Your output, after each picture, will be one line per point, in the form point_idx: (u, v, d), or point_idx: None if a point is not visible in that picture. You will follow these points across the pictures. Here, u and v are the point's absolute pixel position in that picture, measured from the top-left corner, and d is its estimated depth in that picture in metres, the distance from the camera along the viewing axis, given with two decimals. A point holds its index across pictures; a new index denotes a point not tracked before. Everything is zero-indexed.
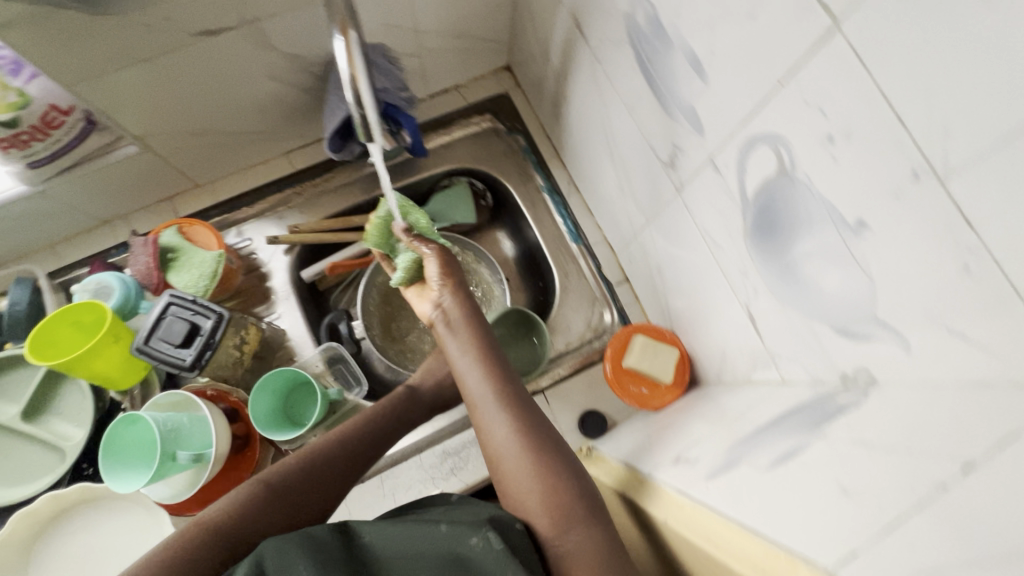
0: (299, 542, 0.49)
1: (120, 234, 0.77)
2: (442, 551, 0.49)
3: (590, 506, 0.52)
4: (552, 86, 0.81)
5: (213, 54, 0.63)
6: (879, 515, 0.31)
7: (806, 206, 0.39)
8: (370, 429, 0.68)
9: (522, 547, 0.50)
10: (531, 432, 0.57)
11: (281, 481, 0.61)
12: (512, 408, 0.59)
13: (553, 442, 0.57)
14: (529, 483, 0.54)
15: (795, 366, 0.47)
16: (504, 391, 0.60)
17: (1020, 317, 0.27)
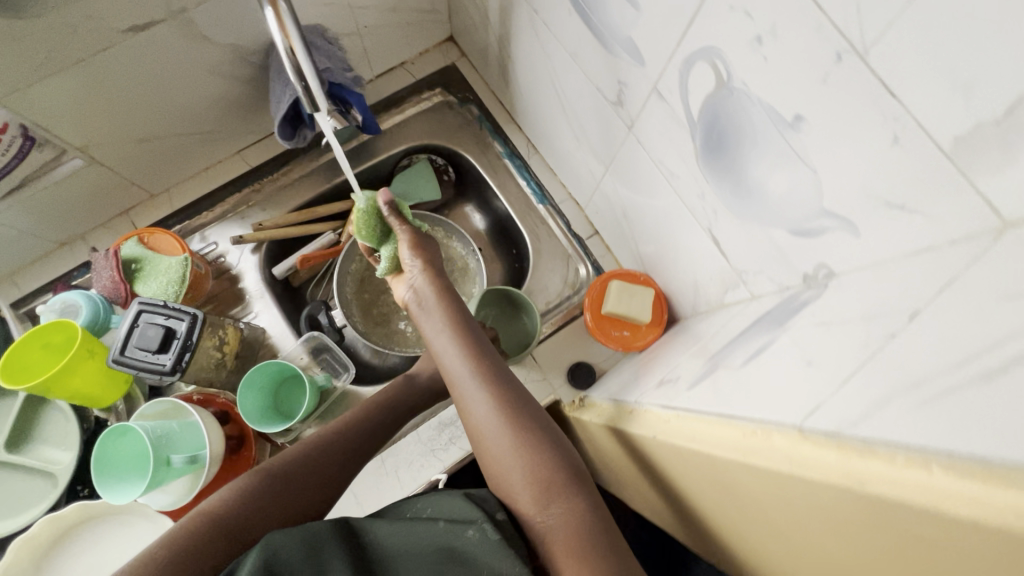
0: (297, 540, 0.46)
1: (80, 254, 0.76)
2: (440, 546, 0.46)
3: (572, 477, 0.49)
4: (497, 49, 0.79)
5: (143, 51, 0.59)
6: (837, 374, 0.28)
7: (748, 114, 0.41)
8: (365, 423, 0.65)
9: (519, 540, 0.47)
10: (511, 404, 0.53)
11: (285, 465, 0.57)
12: (491, 379, 0.54)
13: (532, 414, 0.53)
14: (509, 458, 0.50)
15: (762, 279, 0.51)
16: (482, 362, 0.56)
17: (947, 178, 0.30)
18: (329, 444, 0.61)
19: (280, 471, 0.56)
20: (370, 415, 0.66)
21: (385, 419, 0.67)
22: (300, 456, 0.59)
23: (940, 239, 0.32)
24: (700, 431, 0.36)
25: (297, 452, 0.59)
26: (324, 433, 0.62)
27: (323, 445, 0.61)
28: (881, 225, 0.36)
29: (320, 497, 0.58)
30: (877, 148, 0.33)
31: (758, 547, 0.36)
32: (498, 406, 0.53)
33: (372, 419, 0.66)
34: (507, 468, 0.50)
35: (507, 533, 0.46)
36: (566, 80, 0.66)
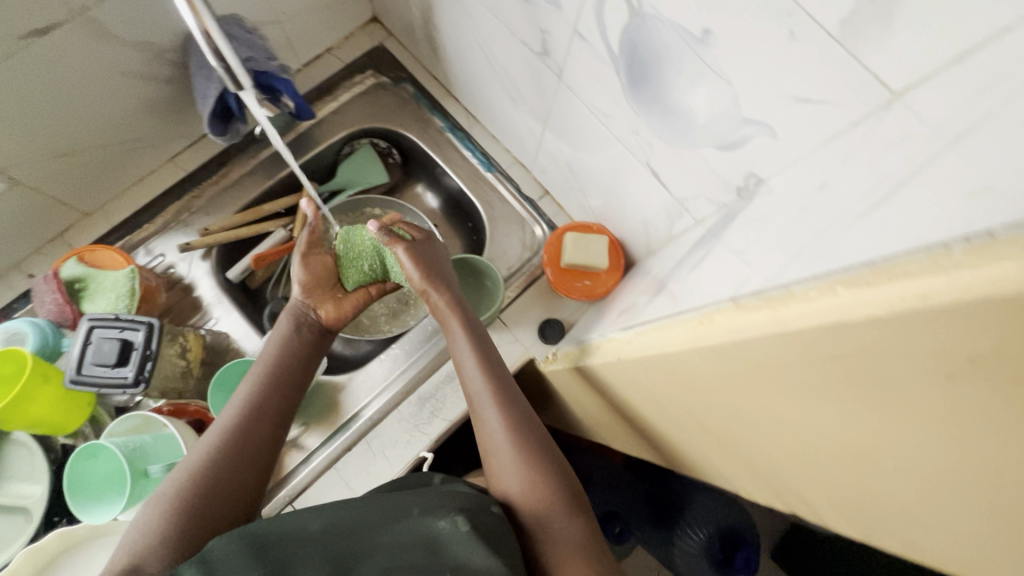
0: (246, 550, 0.40)
1: (18, 284, 0.73)
2: (410, 542, 0.43)
3: (574, 500, 0.51)
4: (421, 22, 0.78)
5: (50, 58, 0.57)
6: None
7: (663, 38, 0.43)
8: (274, 398, 0.59)
9: (500, 530, 0.45)
10: (523, 424, 0.55)
11: (204, 474, 0.51)
12: (508, 400, 0.57)
13: (543, 438, 0.55)
14: (519, 474, 0.52)
15: (701, 202, 0.53)
16: (500, 384, 0.58)
17: (839, 61, 0.33)
18: (242, 431, 0.55)
19: (201, 483, 0.50)
20: (281, 387, 0.60)
21: (292, 379, 0.61)
22: (216, 454, 0.53)
23: (844, 123, 0.34)
24: (657, 339, 0.38)
25: (210, 452, 0.53)
26: (231, 419, 0.56)
27: (233, 433, 0.55)
28: (791, 120, 0.38)
29: (252, 479, 0.53)
30: (777, 46, 0.36)
31: (725, 438, 0.39)
32: (515, 424, 0.55)
33: (279, 392, 0.59)
34: (513, 482, 0.52)
35: (481, 523, 0.44)
36: (492, 40, 0.67)
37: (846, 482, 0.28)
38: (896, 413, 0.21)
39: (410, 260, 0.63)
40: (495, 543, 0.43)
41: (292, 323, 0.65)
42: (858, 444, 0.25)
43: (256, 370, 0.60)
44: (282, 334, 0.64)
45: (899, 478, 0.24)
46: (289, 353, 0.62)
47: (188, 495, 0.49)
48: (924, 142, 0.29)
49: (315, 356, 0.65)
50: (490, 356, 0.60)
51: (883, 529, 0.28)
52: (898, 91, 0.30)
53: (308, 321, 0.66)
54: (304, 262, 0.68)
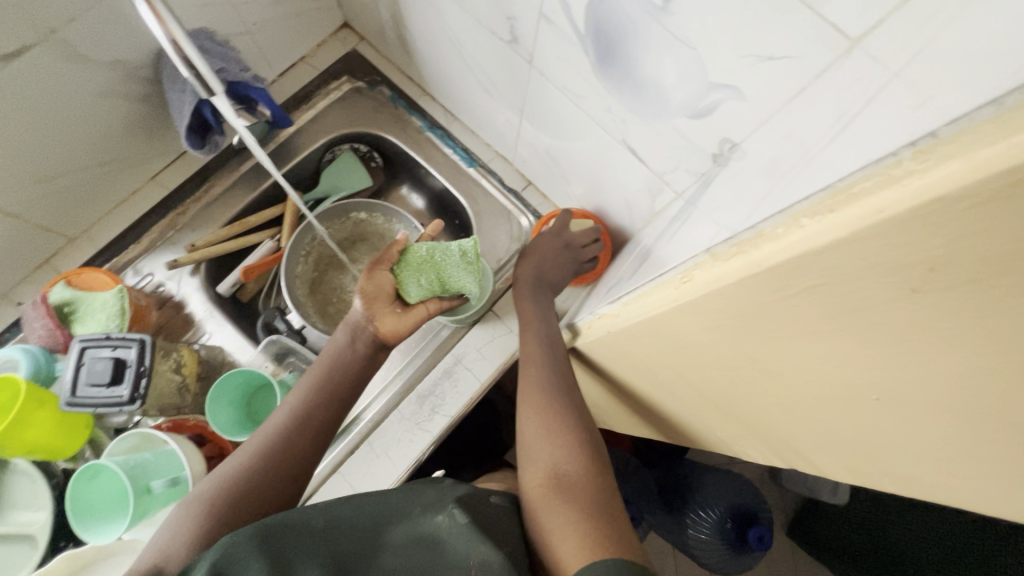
0: (253, 540, 0.40)
1: (9, 313, 0.73)
2: (411, 540, 0.43)
3: (597, 498, 0.46)
4: (391, 23, 0.79)
5: (24, 82, 0.57)
6: None
7: (624, 11, 0.43)
8: (319, 411, 0.59)
9: (496, 522, 0.45)
10: (567, 414, 0.54)
11: (238, 483, 0.52)
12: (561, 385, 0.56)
13: (585, 440, 0.52)
14: (547, 456, 0.51)
15: (679, 173, 0.54)
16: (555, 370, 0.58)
17: (795, 15, 0.33)
18: (278, 445, 0.55)
19: (233, 489, 0.51)
20: (326, 401, 0.59)
21: (339, 393, 0.61)
22: (255, 462, 0.54)
23: (808, 76, 0.35)
24: (641, 306, 0.38)
25: (248, 460, 0.54)
26: (275, 430, 0.56)
27: (273, 444, 0.55)
28: (757, 80, 0.39)
29: (281, 486, 0.54)
30: (735, 6, 0.36)
31: (715, 397, 0.39)
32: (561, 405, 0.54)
33: (323, 405, 0.59)
34: (538, 457, 0.51)
35: (478, 516, 0.44)
36: (461, 33, 0.67)
37: (836, 424, 0.29)
38: (870, 334, 0.21)
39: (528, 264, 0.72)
40: (491, 534, 0.43)
41: (347, 333, 0.64)
42: (841, 379, 0.25)
43: (308, 380, 0.61)
44: (338, 345, 0.63)
45: (886, 407, 0.24)
46: (338, 364, 0.62)
47: (216, 499, 0.51)
48: (875, 76, 0.31)
49: (368, 369, 0.64)
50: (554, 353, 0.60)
51: (877, 467, 0.28)
52: (856, 38, 0.31)
53: (363, 335, 0.64)
54: (370, 275, 0.67)
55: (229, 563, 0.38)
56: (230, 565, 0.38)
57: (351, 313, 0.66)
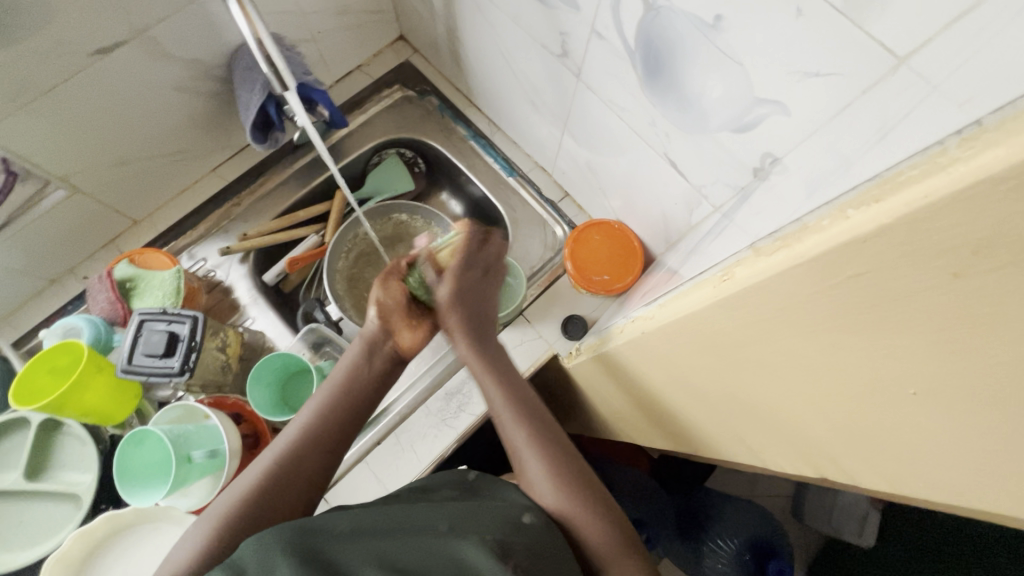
0: (278, 540, 0.41)
1: (74, 287, 0.78)
2: (436, 551, 0.42)
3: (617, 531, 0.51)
4: (445, 36, 0.83)
5: (113, 73, 0.62)
6: None
7: (675, 28, 0.46)
8: (330, 429, 0.57)
9: (530, 540, 0.45)
10: (560, 453, 0.55)
11: (260, 491, 0.51)
12: (546, 444, 0.56)
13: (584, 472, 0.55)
14: (569, 515, 0.51)
15: (718, 187, 0.56)
16: (538, 431, 0.57)
17: (844, 33, 0.35)
18: (296, 454, 0.54)
19: (256, 496, 0.50)
20: (355, 403, 0.59)
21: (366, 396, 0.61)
22: (274, 473, 0.52)
23: (853, 93, 0.37)
24: (679, 305, 0.40)
25: (269, 469, 0.52)
26: (303, 428, 0.56)
27: (294, 453, 0.54)
28: (803, 97, 0.40)
29: (305, 494, 0.53)
30: (785, 24, 0.38)
31: (745, 400, 0.40)
32: (557, 472, 0.53)
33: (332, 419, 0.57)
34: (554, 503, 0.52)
35: (510, 539, 0.44)
36: (512, 47, 0.71)
37: (872, 423, 0.29)
38: (909, 321, 0.22)
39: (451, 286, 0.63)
40: (521, 555, 0.43)
41: (364, 349, 0.62)
42: (878, 369, 0.26)
43: (320, 397, 0.59)
44: (353, 362, 0.61)
45: (924, 401, 0.25)
46: (354, 383, 0.60)
47: (238, 506, 0.50)
48: (919, 92, 0.33)
49: (383, 386, 0.63)
50: (534, 412, 0.58)
51: (908, 472, 0.28)
52: (904, 57, 0.33)
53: (381, 351, 0.63)
54: (384, 285, 0.64)
55: (258, 560, 0.39)
56: (258, 564, 0.39)
57: (366, 328, 0.64)
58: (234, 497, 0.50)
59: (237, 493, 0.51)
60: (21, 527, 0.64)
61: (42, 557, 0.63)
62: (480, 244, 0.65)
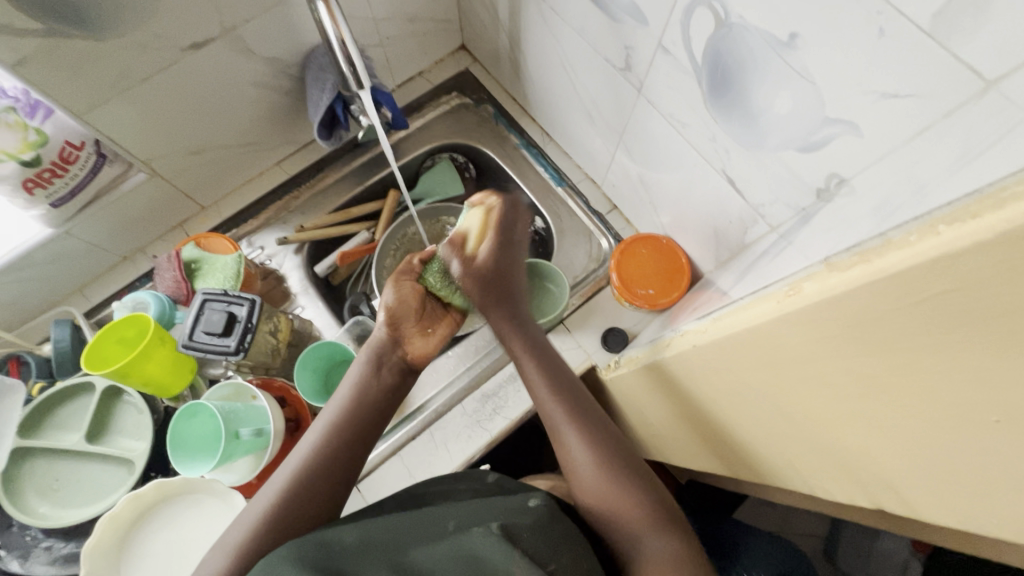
0: (290, 556, 0.42)
1: (143, 265, 0.83)
2: (442, 548, 0.41)
3: (663, 516, 0.50)
4: (507, 47, 0.85)
5: (199, 68, 0.67)
6: None
7: (746, 44, 0.46)
8: (343, 441, 0.56)
9: (537, 526, 0.43)
10: (598, 429, 0.56)
11: (288, 496, 0.51)
12: (587, 422, 0.56)
13: (625, 454, 0.54)
14: (609, 498, 0.51)
15: (777, 207, 0.55)
16: (575, 404, 0.57)
17: (928, 54, 0.35)
18: (317, 462, 0.54)
19: (284, 506, 0.50)
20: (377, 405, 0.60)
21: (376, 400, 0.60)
22: (300, 479, 0.52)
23: (934, 115, 0.36)
24: (739, 319, 0.40)
25: (293, 478, 0.52)
26: (328, 424, 0.57)
27: (313, 461, 0.54)
28: (879, 117, 0.40)
29: (332, 491, 0.53)
30: (864, 43, 0.38)
31: (799, 421, 0.39)
32: (595, 443, 0.54)
33: (343, 433, 0.56)
34: (596, 487, 0.52)
35: (514, 524, 0.43)
36: (573, 59, 0.72)
37: (943, 453, 0.28)
38: (1002, 342, 0.22)
39: (491, 240, 0.67)
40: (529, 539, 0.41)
41: (370, 361, 0.63)
42: (958, 393, 0.25)
43: (328, 415, 0.58)
44: (361, 378, 0.61)
45: (1007, 431, 0.24)
46: (363, 399, 0.59)
47: (277, 499, 0.51)
48: (1005, 116, 0.32)
49: (393, 400, 0.62)
50: (572, 389, 0.59)
51: (979, 509, 0.27)
52: (992, 80, 0.32)
53: (387, 362, 0.64)
54: (396, 287, 0.69)
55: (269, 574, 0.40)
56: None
57: (376, 337, 0.65)
58: (277, 487, 0.52)
59: (279, 485, 0.52)
60: (78, 486, 0.68)
61: (96, 517, 0.66)
62: (518, 207, 0.69)
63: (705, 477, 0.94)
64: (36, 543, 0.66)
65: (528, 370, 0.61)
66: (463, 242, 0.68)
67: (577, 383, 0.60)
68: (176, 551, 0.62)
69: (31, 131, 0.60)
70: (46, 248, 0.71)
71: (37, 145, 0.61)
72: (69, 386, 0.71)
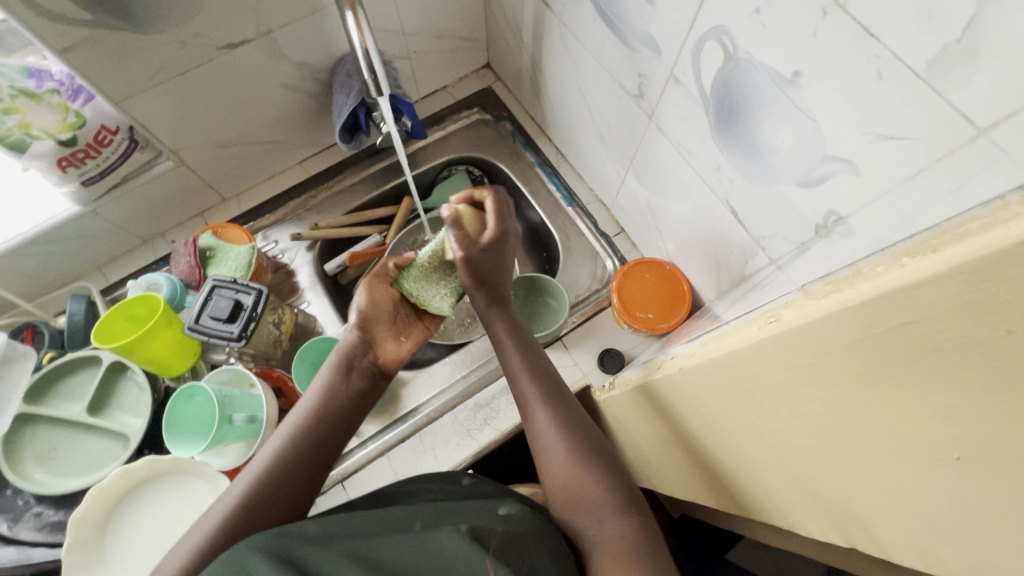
0: (255, 544, 0.41)
1: (161, 249, 0.86)
2: (409, 541, 0.42)
3: (623, 498, 0.50)
4: (529, 68, 0.88)
5: (234, 67, 0.71)
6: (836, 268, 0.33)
7: (752, 79, 0.47)
8: (305, 441, 0.56)
9: (506, 531, 0.44)
10: (570, 408, 0.57)
11: (264, 482, 0.52)
12: (558, 404, 0.58)
13: (591, 436, 0.56)
14: (569, 479, 0.52)
15: (777, 240, 0.55)
16: (550, 388, 0.59)
17: (924, 99, 0.35)
18: (294, 451, 0.55)
19: (255, 493, 0.51)
20: (345, 409, 0.60)
21: (344, 408, 0.60)
22: (271, 471, 0.53)
23: (928, 159, 0.37)
24: (723, 343, 0.40)
25: (264, 468, 0.53)
26: (301, 418, 0.58)
27: (290, 450, 0.55)
28: (875, 158, 0.41)
29: (307, 482, 0.54)
30: (863, 85, 0.39)
31: (778, 453, 0.38)
32: (566, 430, 0.55)
33: (318, 430, 0.57)
34: (562, 468, 0.53)
35: (486, 529, 0.43)
36: (590, 83, 0.74)
37: (908, 490, 0.28)
38: (958, 378, 0.22)
39: (495, 216, 0.64)
40: (501, 540, 0.42)
41: (340, 366, 0.61)
42: (922, 428, 0.25)
43: (301, 410, 0.59)
44: (329, 384, 0.60)
45: (968, 469, 0.24)
46: (331, 403, 0.59)
47: (256, 485, 0.52)
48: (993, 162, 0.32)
49: (360, 406, 0.61)
50: (547, 374, 0.60)
51: (944, 554, 0.27)
52: (983, 128, 0.33)
53: (358, 366, 0.62)
54: (372, 295, 0.65)
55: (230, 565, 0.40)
56: (234, 568, 0.39)
57: (347, 341, 0.63)
58: (255, 473, 0.53)
59: (257, 470, 0.53)
60: (74, 456, 0.70)
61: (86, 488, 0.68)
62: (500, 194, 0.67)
63: (695, 510, 0.92)
64: (27, 508, 0.68)
65: (508, 359, 0.62)
66: (465, 229, 0.63)
67: (554, 369, 0.61)
68: (164, 530, 0.63)
69: (70, 113, 0.65)
70: (71, 225, 0.75)
71: (76, 127, 0.66)
72: (76, 357, 0.73)
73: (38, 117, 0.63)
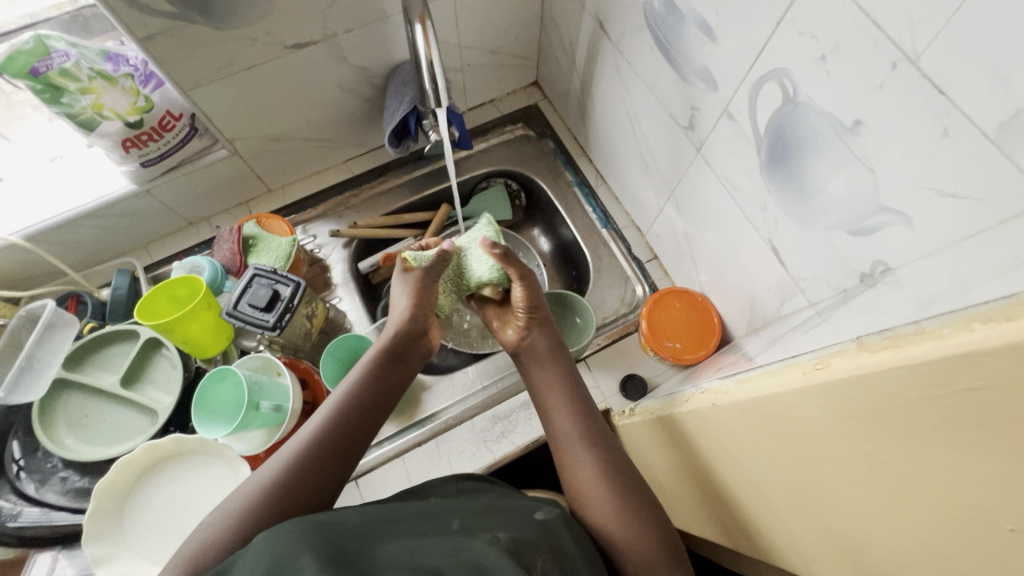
0: (301, 531, 0.40)
1: (205, 233, 0.89)
2: (448, 544, 0.43)
3: (669, 554, 0.52)
4: (578, 89, 0.90)
5: (297, 66, 0.73)
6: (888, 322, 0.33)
7: (809, 123, 0.48)
8: (331, 439, 0.56)
9: (542, 543, 0.44)
10: (611, 456, 0.58)
11: (287, 477, 0.52)
12: (600, 453, 0.58)
13: (634, 482, 0.56)
14: (615, 527, 0.52)
15: (818, 284, 0.55)
16: (593, 435, 0.59)
17: (991, 160, 0.35)
18: (316, 451, 0.54)
19: (276, 486, 0.51)
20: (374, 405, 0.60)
21: (370, 410, 0.60)
22: (296, 467, 0.53)
23: (990, 221, 0.37)
24: (763, 384, 0.40)
25: (289, 462, 0.53)
26: (327, 417, 0.57)
27: (317, 446, 0.55)
28: (932, 214, 0.40)
29: (332, 480, 0.54)
30: (928, 140, 0.39)
31: (811, 502, 0.38)
32: (608, 483, 0.55)
33: (348, 422, 0.57)
34: (606, 515, 0.53)
35: (523, 538, 0.44)
36: (640, 110, 0.75)
37: (952, 557, 0.27)
38: (1019, 449, 0.22)
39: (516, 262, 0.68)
40: (539, 553, 0.43)
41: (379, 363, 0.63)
42: (975, 495, 0.25)
43: (326, 408, 0.58)
44: (361, 380, 0.61)
45: (1021, 542, 0.23)
46: (359, 402, 0.59)
47: (277, 480, 0.52)
48: None
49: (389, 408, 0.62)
50: (589, 416, 0.61)
51: None
52: None
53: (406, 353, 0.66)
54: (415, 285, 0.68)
55: (278, 559, 0.38)
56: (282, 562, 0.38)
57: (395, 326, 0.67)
58: (286, 468, 0.53)
59: (289, 464, 0.53)
60: (103, 425, 0.72)
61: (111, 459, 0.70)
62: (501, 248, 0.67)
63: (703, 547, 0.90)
64: (54, 472, 0.70)
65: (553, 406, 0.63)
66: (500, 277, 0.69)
67: (596, 414, 0.62)
68: (179, 505, 0.65)
69: (141, 97, 0.68)
70: (125, 202, 0.78)
71: (143, 111, 0.69)
72: (115, 330, 0.75)
73: (111, 99, 0.66)
